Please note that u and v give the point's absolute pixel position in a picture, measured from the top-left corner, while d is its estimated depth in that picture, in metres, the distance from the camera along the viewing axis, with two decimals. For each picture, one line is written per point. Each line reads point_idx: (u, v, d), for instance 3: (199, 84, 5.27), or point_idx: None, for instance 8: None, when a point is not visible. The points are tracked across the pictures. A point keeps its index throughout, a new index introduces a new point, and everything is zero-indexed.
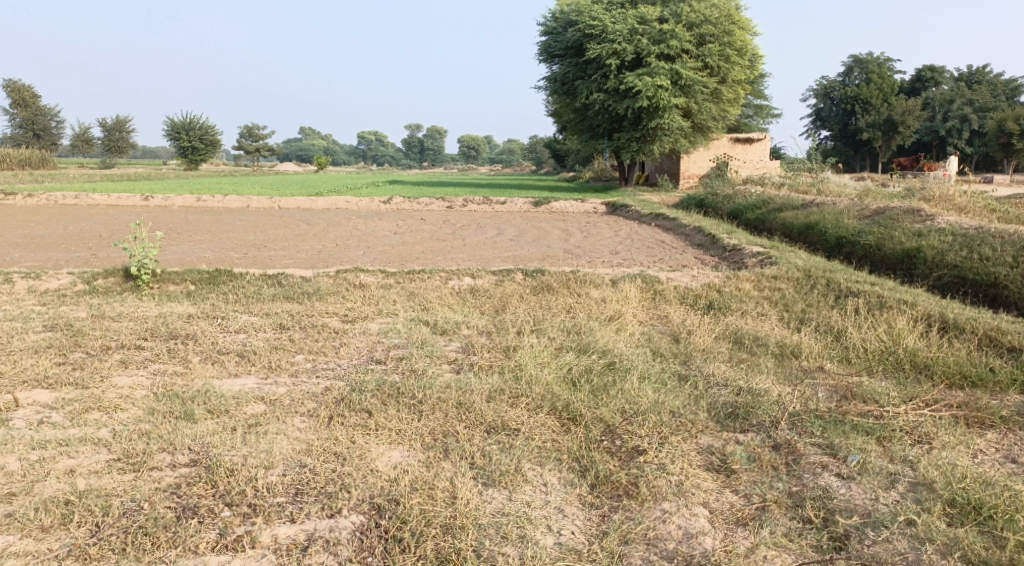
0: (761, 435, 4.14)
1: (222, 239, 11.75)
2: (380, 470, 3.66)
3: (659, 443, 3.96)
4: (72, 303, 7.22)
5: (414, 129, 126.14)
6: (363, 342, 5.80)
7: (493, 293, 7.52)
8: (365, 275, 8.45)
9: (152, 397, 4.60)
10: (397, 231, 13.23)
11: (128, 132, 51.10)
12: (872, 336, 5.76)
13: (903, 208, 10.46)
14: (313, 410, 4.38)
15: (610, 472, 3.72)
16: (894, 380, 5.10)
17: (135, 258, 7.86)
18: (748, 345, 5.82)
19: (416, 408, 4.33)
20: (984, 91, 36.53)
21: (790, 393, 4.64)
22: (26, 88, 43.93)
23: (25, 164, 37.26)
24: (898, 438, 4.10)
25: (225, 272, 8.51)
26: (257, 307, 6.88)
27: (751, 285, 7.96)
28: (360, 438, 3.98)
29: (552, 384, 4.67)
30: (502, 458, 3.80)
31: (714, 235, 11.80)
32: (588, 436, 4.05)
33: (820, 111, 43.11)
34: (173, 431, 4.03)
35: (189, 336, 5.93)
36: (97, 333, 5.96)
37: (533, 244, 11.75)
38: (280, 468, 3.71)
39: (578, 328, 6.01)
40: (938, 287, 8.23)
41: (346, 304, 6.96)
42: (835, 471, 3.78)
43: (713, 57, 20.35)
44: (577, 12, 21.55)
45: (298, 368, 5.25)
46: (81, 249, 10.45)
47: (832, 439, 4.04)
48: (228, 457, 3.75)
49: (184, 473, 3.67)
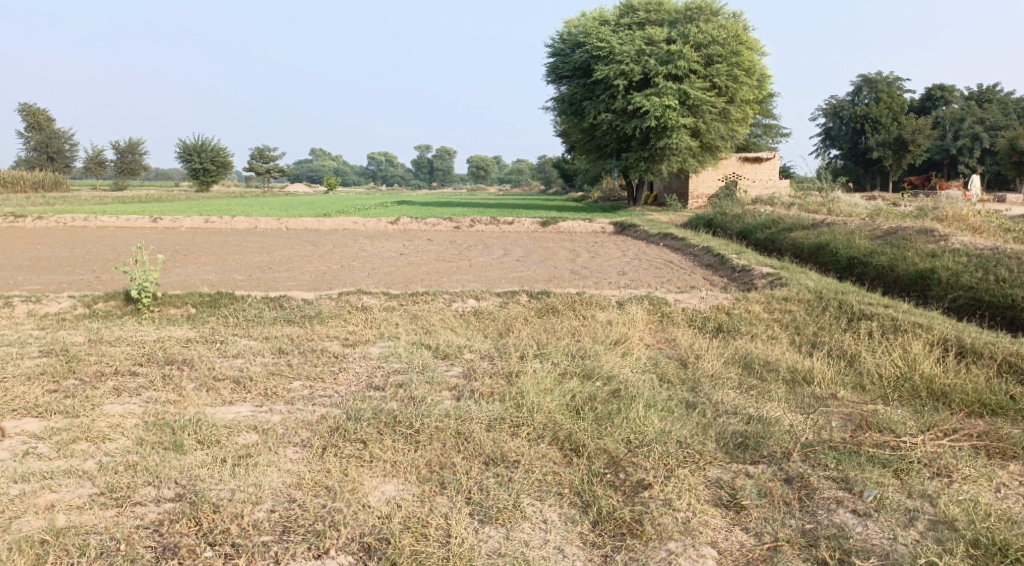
0: (772, 467, 3.96)
1: (227, 261, 11.71)
2: (373, 505, 3.51)
3: (665, 476, 3.79)
4: (71, 327, 7.14)
5: (424, 151, 126.82)
6: (363, 367, 5.66)
7: (497, 315, 7.37)
8: (368, 297, 8.34)
9: (143, 426, 4.47)
10: (403, 252, 13.16)
11: (141, 155, 51.57)
12: (887, 362, 5.57)
13: (916, 228, 10.27)
14: (307, 439, 4.24)
15: (613, 508, 3.55)
16: (911, 408, 4.91)
17: (135, 281, 7.76)
18: (758, 371, 5.64)
19: (413, 438, 4.18)
20: (995, 110, 36.32)
21: (802, 422, 4.46)
22: (41, 111, 44.62)
23: (38, 186, 37.63)
24: (916, 471, 3.91)
25: (227, 295, 8.42)
26: (257, 331, 6.76)
27: (761, 307, 7.79)
28: (353, 470, 3.82)
29: (554, 412, 4.51)
30: (500, 493, 3.63)
31: (723, 255, 11.64)
32: (591, 468, 3.88)
33: (829, 130, 42.98)
34: (160, 463, 3.89)
35: (185, 362, 5.80)
36: (92, 358, 5.85)
37: (540, 265, 11.61)
38: (269, 503, 3.56)
39: (582, 353, 5.85)
40: (954, 310, 8.04)
41: (347, 328, 6.83)
42: (851, 508, 3.59)
43: (721, 77, 20.31)
44: (583, 33, 21.59)
45: (295, 395, 5.10)
46: (85, 272, 10.40)
47: (847, 472, 3.85)
48: (215, 491, 3.60)
49: (168, 508, 3.54)
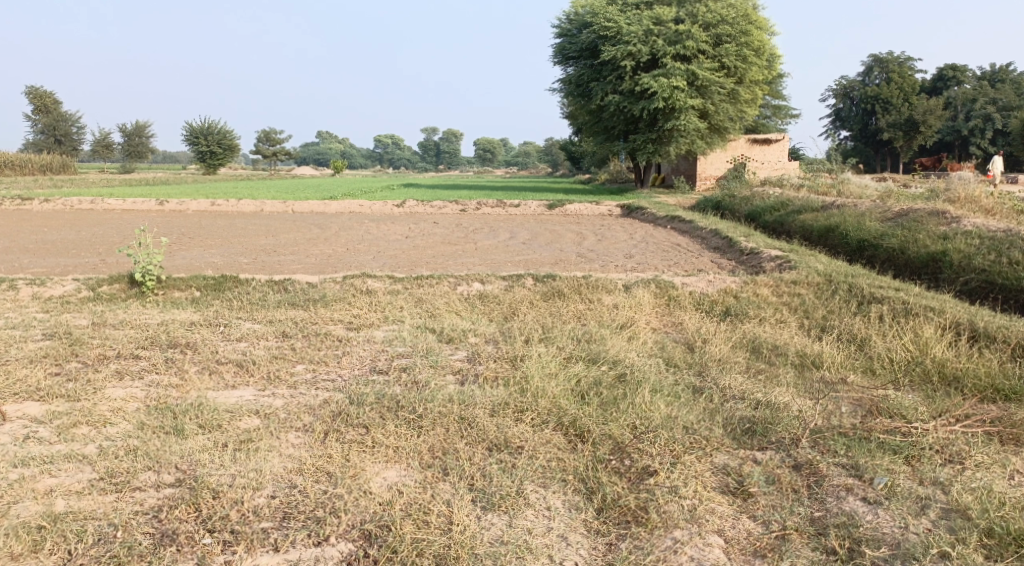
0: (780, 454, 3.90)
1: (232, 244, 11.67)
2: (374, 491, 3.47)
3: (671, 463, 3.73)
4: (75, 310, 7.10)
5: (431, 133, 126.42)
6: (367, 351, 5.60)
7: (502, 299, 7.30)
8: (373, 280, 8.28)
9: (144, 410, 4.43)
10: (409, 235, 13.09)
11: (148, 138, 51.56)
12: (898, 346, 5.49)
13: (927, 210, 10.12)
14: (309, 424, 4.19)
15: (618, 495, 3.49)
16: (922, 393, 4.83)
17: (138, 264, 7.71)
18: (766, 355, 5.57)
19: (416, 423, 4.13)
20: (1009, 90, 35.84)
21: (811, 408, 4.39)
22: (48, 94, 44.66)
23: (45, 169, 37.64)
24: (928, 458, 3.84)
25: (231, 279, 8.36)
26: (261, 314, 6.71)
27: (769, 290, 7.69)
28: (355, 456, 3.78)
29: (559, 396, 4.45)
30: (504, 479, 3.58)
31: (731, 238, 11.52)
32: (596, 454, 3.83)
33: (840, 111, 42.56)
34: (160, 448, 3.85)
35: (188, 345, 5.76)
36: (96, 341, 5.82)
37: (547, 248, 11.51)
38: (269, 489, 3.53)
39: (588, 336, 5.78)
40: (966, 293, 7.94)
41: (352, 311, 6.77)
42: (861, 495, 3.52)
43: (729, 57, 20.06)
44: (591, 13, 21.29)
45: (298, 379, 5.05)
46: (91, 255, 10.38)
47: (857, 459, 3.78)
48: (215, 477, 3.57)
49: (168, 494, 3.50)
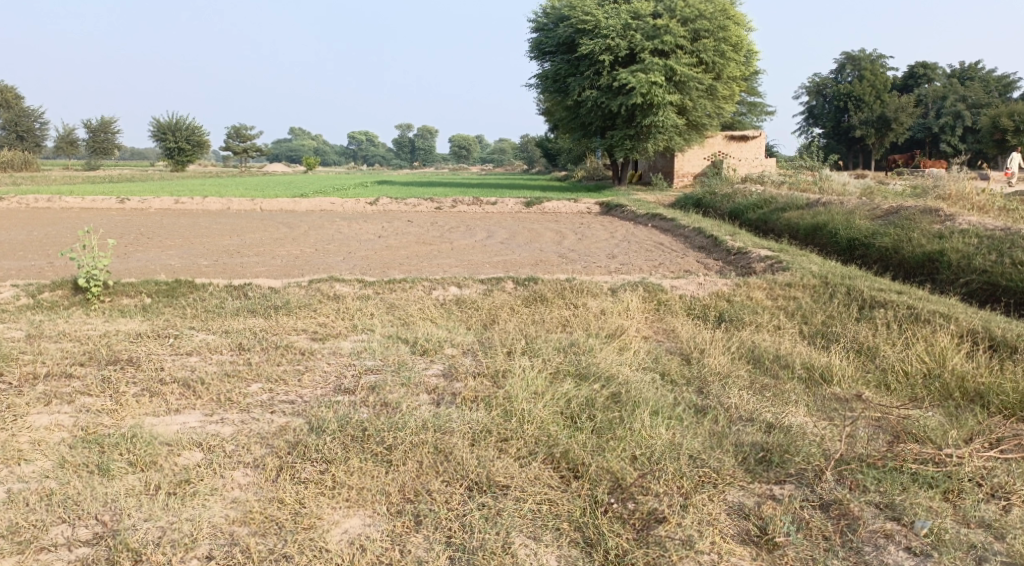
0: (802, 490, 3.41)
1: (192, 244, 10.99)
2: (331, 549, 2.96)
3: (682, 506, 3.23)
4: (10, 320, 6.41)
5: (405, 129, 125.09)
6: (332, 366, 5.01)
7: (481, 304, 6.75)
8: (341, 285, 7.67)
9: (68, 442, 3.81)
10: (381, 234, 12.46)
11: (114, 134, 50.03)
12: (913, 357, 5.04)
13: (919, 207, 9.75)
14: (260, 459, 3.59)
15: (623, 551, 2.99)
16: (945, 411, 4.38)
17: (82, 269, 7.01)
18: (771, 368, 5.07)
19: (385, 457, 3.56)
20: (978, 88, 36.13)
21: (832, 432, 3.90)
22: (10, 88, 43.25)
23: (7, 165, 36.21)
24: (969, 492, 3.39)
25: (186, 283, 7.71)
26: (216, 324, 6.08)
27: (763, 293, 7.23)
28: (311, 500, 3.23)
29: (548, 421, 3.90)
30: (487, 532, 3.06)
31: (716, 236, 11.08)
32: (594, 495, 3.32)
33: (813, 109, 42.33)
34: (80, 493, 3.27)
35: (131, 361, 5.13)
36: (26, 357, 5.16)
37: (525, 248, 10.99)
38: (205, 546, 3.00)
39: (575, 347, 5.25)
40: (967, 294, 7.55)
41: (316, 320, 6.17)
42: (903, 544, 3.07)
43: (708, 52, 19.66)
44: (568, 6, 20.68)
45: (252, 402, 4.44)
46: (38, 257, 9.66)
47: (891, 497, 3.32)
48: (140, 533, 3.02)
49: (81, 555, 2.96)
